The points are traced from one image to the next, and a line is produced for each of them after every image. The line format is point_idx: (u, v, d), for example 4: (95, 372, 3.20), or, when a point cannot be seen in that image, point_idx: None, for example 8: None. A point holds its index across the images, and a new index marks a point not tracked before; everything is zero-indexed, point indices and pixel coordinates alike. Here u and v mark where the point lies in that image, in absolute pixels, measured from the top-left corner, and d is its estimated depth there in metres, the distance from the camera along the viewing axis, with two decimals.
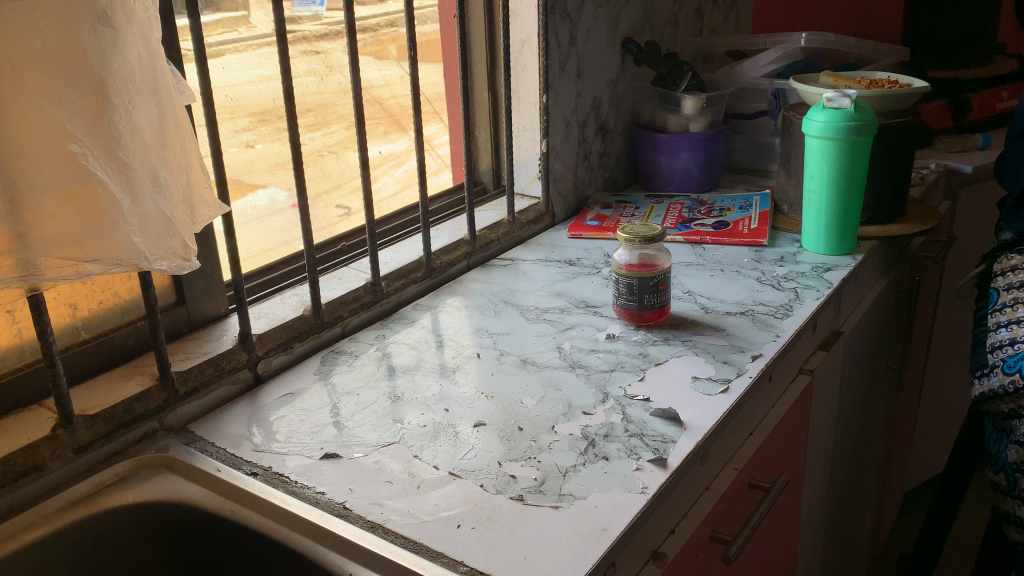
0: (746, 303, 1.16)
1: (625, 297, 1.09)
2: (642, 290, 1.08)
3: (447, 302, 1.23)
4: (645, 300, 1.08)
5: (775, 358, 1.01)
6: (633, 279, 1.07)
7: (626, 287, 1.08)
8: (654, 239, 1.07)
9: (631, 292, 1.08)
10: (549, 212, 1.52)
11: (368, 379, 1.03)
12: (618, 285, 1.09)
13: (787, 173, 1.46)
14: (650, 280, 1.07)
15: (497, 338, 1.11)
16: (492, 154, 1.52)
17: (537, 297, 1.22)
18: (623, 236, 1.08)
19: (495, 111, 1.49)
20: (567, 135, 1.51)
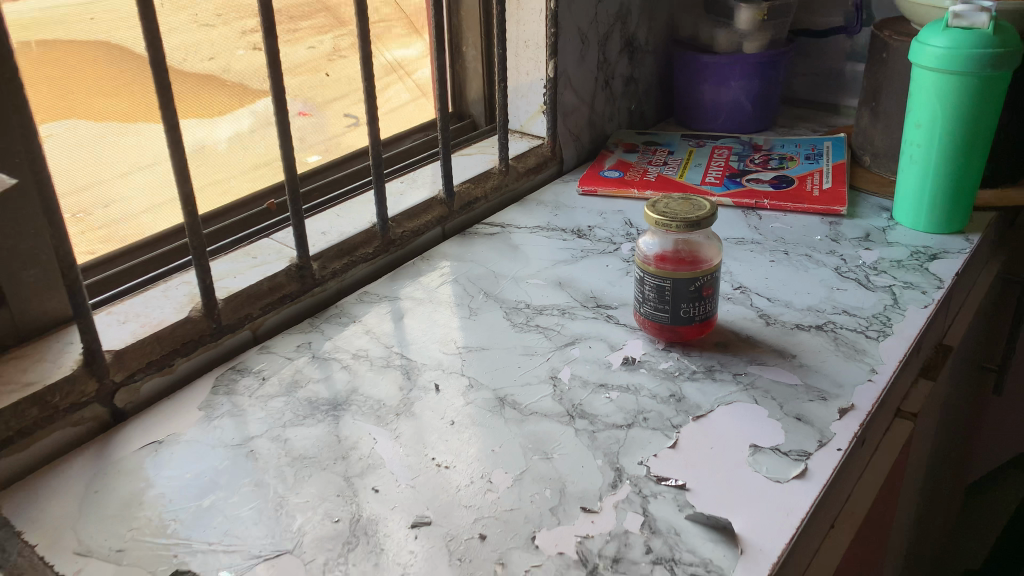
0: (825, 310, 0.82)
1: (653, 304, 0.76)
2: (679, 297, 0.74)
3: (407, 289, 0.90)
4: (682, 310, 0.75)
5: (873, 414, 0.68)
6: (668, 281, 0.74)
7: (656, 291, 0.75)
8: (697, 225, 0.72)
9: (662, 298, 0.75)
10: (556, 157, 1.16)
11: (275, 420, 0.71)
12: (644, 287, 0.76)
13: (874, 114, 1.09)
14: (687, 283, 0.73)
15: (468, 356, 0.78)
16: (484, 79, 1.15)
17: (528, 288, 0.89)
18: (651, 216, 0.73)
19: (489, 22, 1.11)
20: (583, 57, 1.14)
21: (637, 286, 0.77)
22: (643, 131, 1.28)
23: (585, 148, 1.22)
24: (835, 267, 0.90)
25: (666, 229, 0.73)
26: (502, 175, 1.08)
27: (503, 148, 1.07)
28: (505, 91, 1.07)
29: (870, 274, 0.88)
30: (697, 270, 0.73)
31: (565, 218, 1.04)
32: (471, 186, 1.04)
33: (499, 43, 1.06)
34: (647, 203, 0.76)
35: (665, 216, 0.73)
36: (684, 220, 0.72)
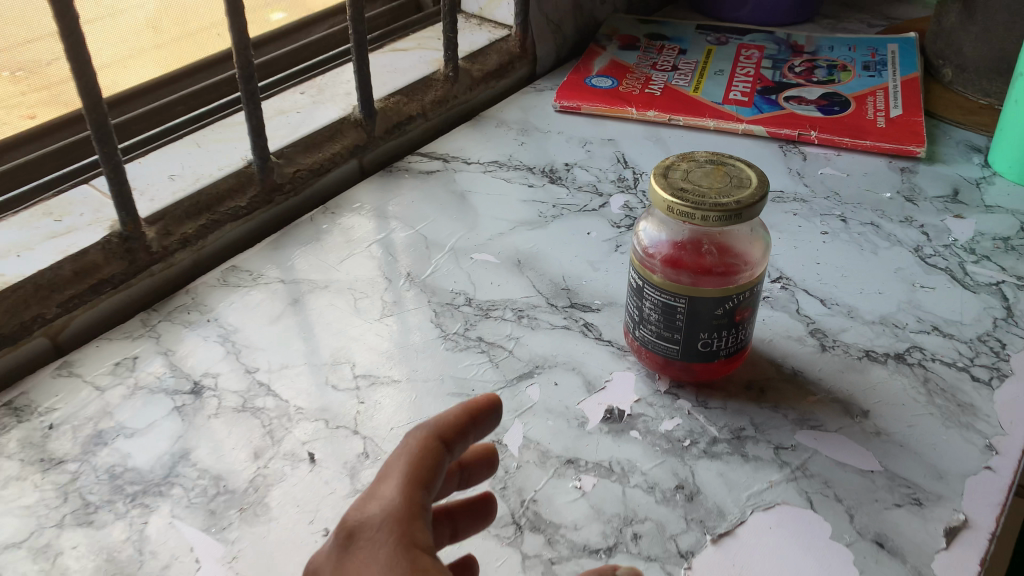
0: (907, 324, 0.55)
1: (657, 330, 0.49)
2: (698, 325, 0.47)
3: (296, 262, 0.62)
4: (701, 343, 0.48)
5: (999, 536, 0.43)
6: (684, 302, 0.46)
7: (663, 313, 0.47)
8: (739, 215, 0.44)
9: (672, 323, 0.48)
10: (526, 57, 0.85)
11: (51, 511, 0.45)
12: (643, 303, 0.48)
13: (968, 8, 0.79)
14: (712, 307, 0.46)
15: (367, 393, 0.51)
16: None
17: (471, 269, 0.61)
18: (663, 196, 0.45)
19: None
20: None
21: (632, 298, 0.49)
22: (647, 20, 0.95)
23: (568, 42, 0.90)
24: (915, 245, 0.62)
25: (682, 220, 0.45)
26: (448, 83, 0.78)
27: (450, 45, 0.76)
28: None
29: (968, 260, 0.61)
30: (730, 286, 0.46)
31: (534, 150, 0.75)
32: (403, 101, 0.74)
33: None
34: (655, 171, 0.47)
35: (687, 198, 0.44)
36: (718, 206, 0.43)
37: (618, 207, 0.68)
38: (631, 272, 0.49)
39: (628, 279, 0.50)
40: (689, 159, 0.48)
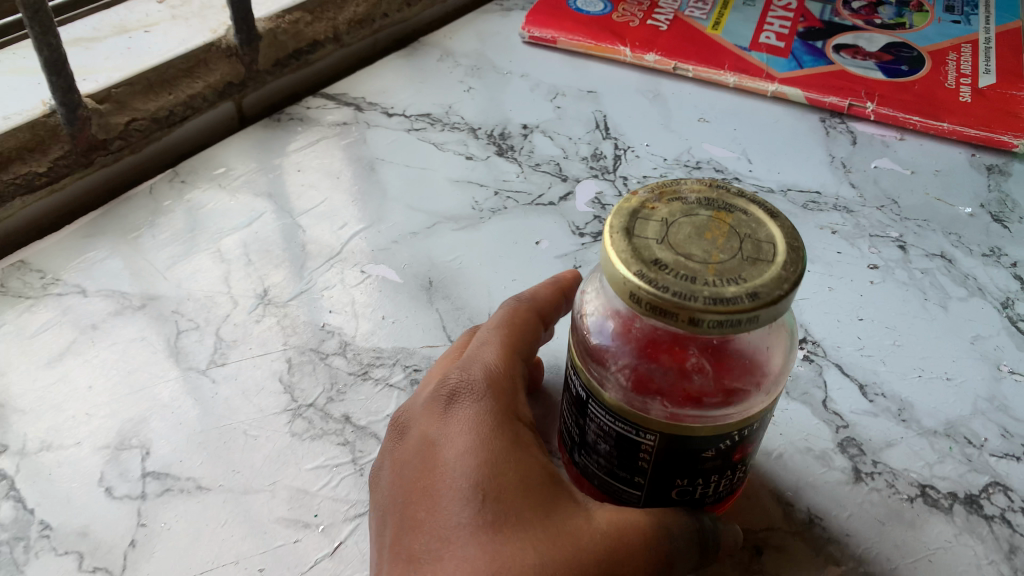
0: (986, 441, 0.37)
1: (608, 467, 0.31)
2: (671, 471, 0.29)
3: (109, 262, 0.43)
4: (675, 493, 0.30)
5: None
6: (653, 438, 0.28)
7: (617, 446, 0.30)
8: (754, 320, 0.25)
9: (631, 464, 0.30)
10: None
11: None
12: (590, 423, 0.30)
13: None
14: (690, 448, 0.28)
15: (154, 512, 0.34)
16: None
17: (361, 292, 0.42)
18: (626, 272, 0.26)
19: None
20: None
21: (572, 409, 0.31)
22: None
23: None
24: (1002, 298, 0.43)
25: (648, 316, 0.26)
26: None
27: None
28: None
29: None
30: (724, 422, 0.28)
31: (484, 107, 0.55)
32: (305, 19, 0.53)
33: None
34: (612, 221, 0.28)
35: (669, 282, 0.25)
36: (726, 303, 0.24)
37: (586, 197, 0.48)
38: (574, 374, 0.30)
39: (569, 376, 0.32)
40: (671, 199, 0.29)
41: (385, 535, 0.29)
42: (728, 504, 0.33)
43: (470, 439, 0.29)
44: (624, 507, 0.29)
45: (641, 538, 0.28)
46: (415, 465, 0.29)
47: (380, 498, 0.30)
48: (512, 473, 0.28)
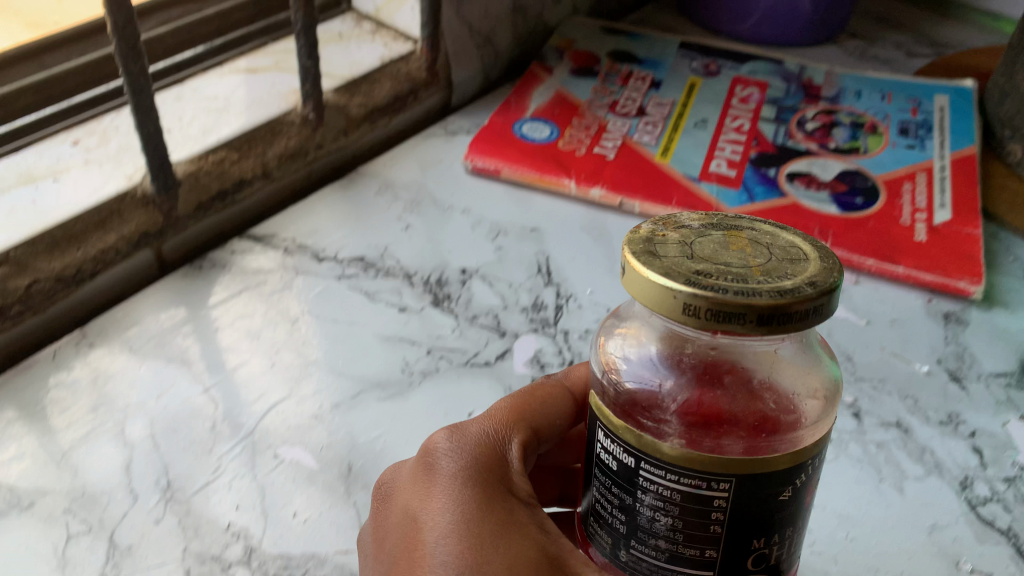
0: None
1: (674, 544, 0.27)
2: (748, 530, 0.26)
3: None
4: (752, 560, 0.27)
5: None
6: (732, 486, 0.25)
7: (688, 511, 0.26)
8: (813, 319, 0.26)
9: (704, 532, 0.27)
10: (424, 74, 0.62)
11: None
12: (647, 494, 0.27)
13: None
14: (780, 484, 0.26)
15: None
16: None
17: (271, 479, 0.39)
18: (676, 286, 0.26)
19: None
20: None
21: (621, 493, 0.28)
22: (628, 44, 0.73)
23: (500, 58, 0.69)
24: (960, 478, 0.41)
25: (707, 326, 0.26)
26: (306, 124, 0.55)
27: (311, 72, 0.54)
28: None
29: None
30: (805, 448, 0.26)
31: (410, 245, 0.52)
32: (231, 157, 0.51)
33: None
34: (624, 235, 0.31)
35: (732, 296, 0.26)
36: (793, 302, 0.26)
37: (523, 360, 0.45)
38: (618, 444, 0.27)
39: (592, 446, 0.29)
40: (676, 225, 0.30)
41: None
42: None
43: (448, 510, 0.30)
44: None
45: None
46: (399, 542, 0.31)
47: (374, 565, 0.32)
48: (481, 554, 0.29)
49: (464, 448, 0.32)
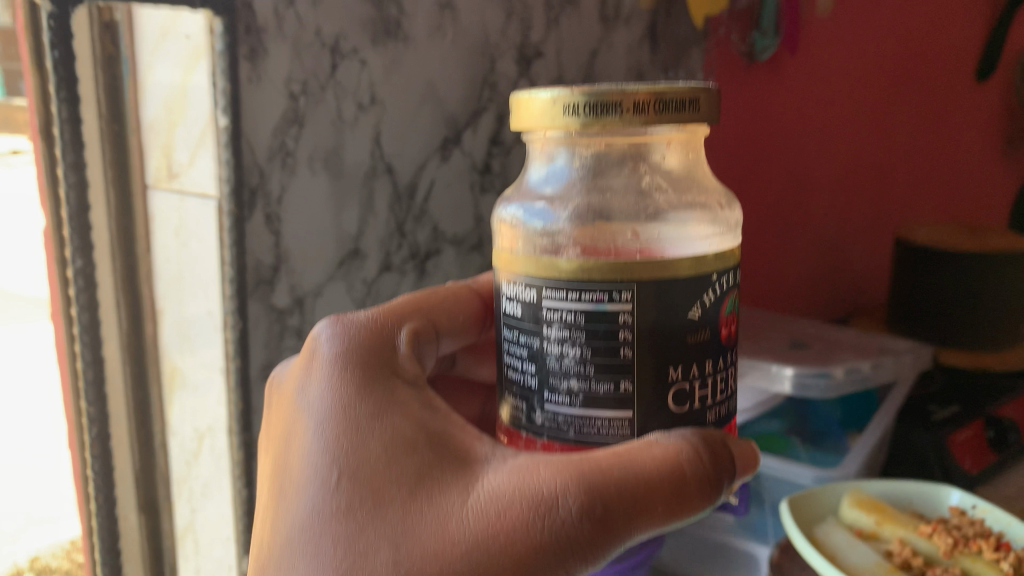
0: None
1: (590, 383, 0.34)
2: (669, 335, 0.34)
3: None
4: (674, 396, 0.35)
5: None
6: (633, 291, 0.33)
7: (596, 332, 0.34)
8: (696, 111, 0.35)
9: (618, 361, 0.34)
10: (226, 365, 0.61)
11: None
12: (565, 335, 0.34)
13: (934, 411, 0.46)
14: (680, 325, 0.34)
15: None
16: (126, 324, 0.61)
17: None
18: (552, 96, 0.35)
19: (69, 99, 0.53)
20: (309, 185, 0.61)
21: (533, 339, 0.35)
22: (477, 112, 0.72)
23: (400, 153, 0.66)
24: None
25: (591, 129, 0.35)
26: None
27: (102, 477, 0.62)
28: (83, 237, 0.56)
29: None
30: (706, 260, 0.34)
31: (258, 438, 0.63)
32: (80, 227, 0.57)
33: (82, 300, 0.57)
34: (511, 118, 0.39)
35: (621, 86, 0.34)
36: (668, 88, 0.34)
37: (532, 184, 0.41)
38: (546, 290, 0.34)
39: (501, 342, 0.38)
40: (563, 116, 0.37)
41: (352, 511, 0.35)
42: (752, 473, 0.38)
43: (393, 463, 0.36)
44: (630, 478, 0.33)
45: (670, 485, 0.34)
46: (389, 468, 0.36)
47: (361, 466, 0.36)
48: (478, 528, 0.33)
49: (384, 424, 0.37)
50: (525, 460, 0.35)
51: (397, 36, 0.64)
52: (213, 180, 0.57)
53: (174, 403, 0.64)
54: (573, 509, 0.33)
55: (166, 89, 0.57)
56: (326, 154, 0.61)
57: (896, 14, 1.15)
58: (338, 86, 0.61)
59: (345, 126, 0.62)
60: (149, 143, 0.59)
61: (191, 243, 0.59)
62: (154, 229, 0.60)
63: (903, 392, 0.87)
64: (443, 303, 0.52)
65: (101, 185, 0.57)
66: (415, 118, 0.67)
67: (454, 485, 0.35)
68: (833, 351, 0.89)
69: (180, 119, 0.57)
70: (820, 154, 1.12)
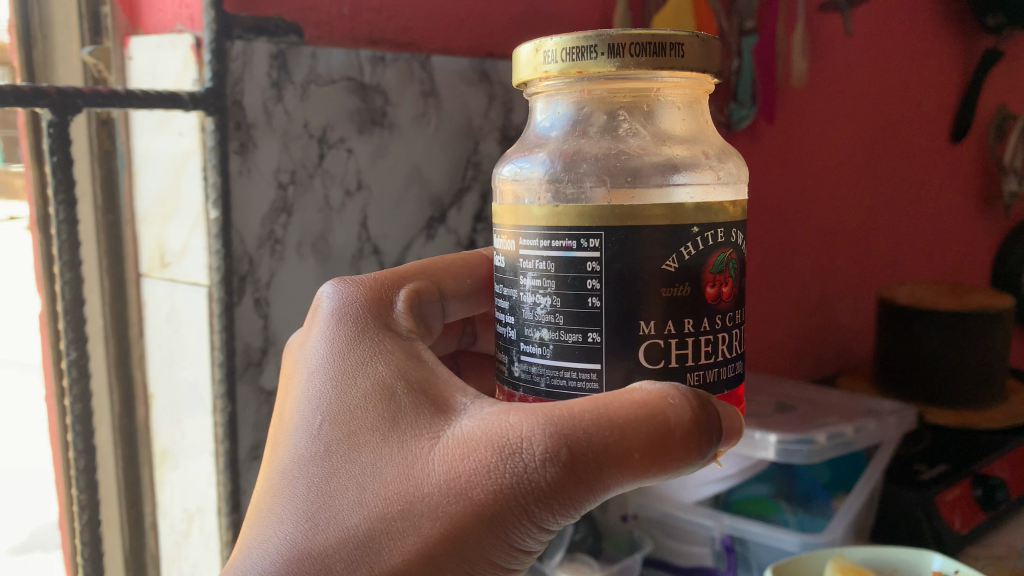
0: None
1: (560, 332, 0.39)
2: (644, 283, 0.37)
3: None
4: (648, 353, 0.38)
5: None
6: (601, 238, 0.37)
7: (565, 281, 0.38)
8: (680, 56, 0.38)
9: (585, 310, 0.38)
10: (216, 447, 0.67)
11: None
12: (540, 283, 0.39)
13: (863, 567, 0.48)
14: (663, 255, 0.37)
15: None
16: (119, 405, 0.70)
17: None
18: (540, 45, 0.40)
19: (66, 201, 0.60)
20: (297, 270, 0.67)
21: (512, 290, 0.41)
22: (461, 190, 0.78)
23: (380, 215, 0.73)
24: None
25: (566, 70, 0.39)
26: None
27: (93, 561, 0.67)
28: (77, 329, 0.63)
29: None
30: (683, 208, 0.37)
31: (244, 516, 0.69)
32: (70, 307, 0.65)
33: (75, 391, 0.64)
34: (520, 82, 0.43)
35: (599, 31, 0.38)
36: (646, 34, 0.38)
37: (537, 129, 0.44)
38: (523, 238, 0.39)
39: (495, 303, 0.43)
40: None
41: (335, 437, 0.40)
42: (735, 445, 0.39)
43: (392, 403, 0.41)
44: (599, 419, 0.36)
45: (642, 430, 0.36)
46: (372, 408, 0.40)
47: (347, 406, 0.41)
48: (442, 456, 0.38)
49: (394, 370, 0.42)
50: (503, 406, 0.39)
51: (384, 124, 0.70)
52: (206, 270, 0.64)
53: (162, 483, 0.72)
54: (538, 454, 0.36)
55: (158, 181, 0.66)
56: (314, 239, 0.68)
57: (874, 87, 1.18)
58: (326, 174, 0.67)
59: (333, 211, 0.69)
60: (141, 238, 0.67)
61: (181, 331, 0.67)
62: (145, 316, 0.69)
63: (889, 452, 0.85)
64: (447, 266, 0.56)
65: (96, 277, 0.67)
66: (399, 198, 0.73)
67: (425, 429, 0.39)
68: (818, 414, 0.90)
69: (175, 217, 0.65)
70: (802, 218, 1.14)
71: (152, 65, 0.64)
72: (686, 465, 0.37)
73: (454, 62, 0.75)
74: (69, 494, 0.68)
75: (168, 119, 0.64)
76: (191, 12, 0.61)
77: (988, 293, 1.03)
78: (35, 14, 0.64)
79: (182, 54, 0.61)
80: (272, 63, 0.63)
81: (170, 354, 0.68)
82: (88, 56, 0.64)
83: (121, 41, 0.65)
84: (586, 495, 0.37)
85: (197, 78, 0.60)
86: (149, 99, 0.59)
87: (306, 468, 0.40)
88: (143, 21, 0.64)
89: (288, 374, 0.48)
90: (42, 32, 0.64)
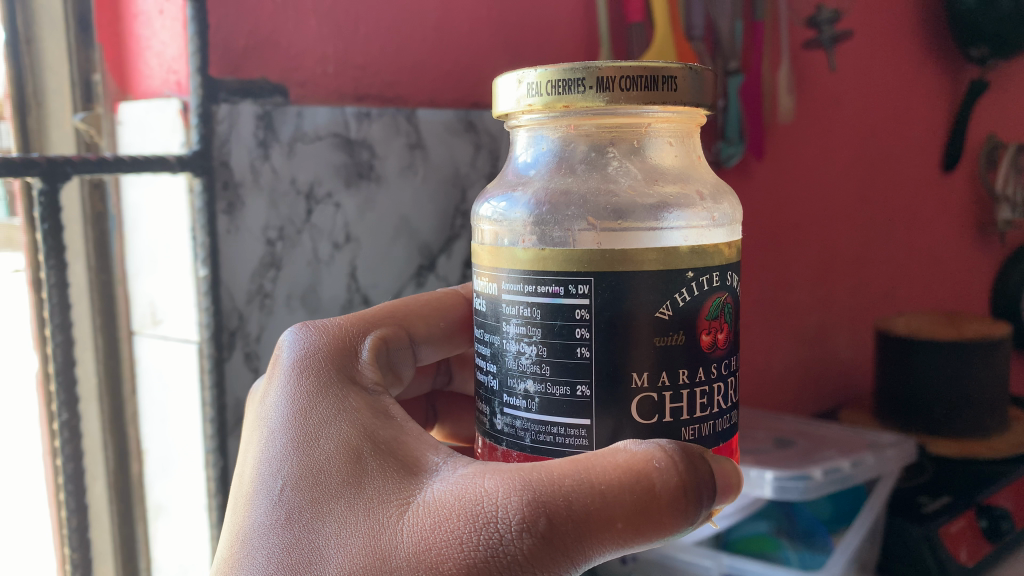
0: None
1: (547, 384, 0.37)
2: (631, 327, 0.35)
3: None
4: (639, 407, 0.36)
5: None
6: (591, 284, 0.35)
7: (552, 329, 0.36)
8: (673, 89, 0.37)
9: (573, 361, 0.36)
10: (208, 501, 0.65)
11: None
12: (524, 331, 0.37)
13: None
14: (653, 298, 0.35)
15: None
16: (113, 462, 0.68)
17: None
18: (523, 74, 0.38)
19: (58, 266, 0.60)
20: (287, 322, 0.66)
21: (495, 337, 0.39)
22: (450, 238, 0.77)
23: (367, 272, 0.70)
24: None
25: (545, 99, 0.38)
26: None
27: None
28: (68, 389, 0.62)
29: None
30: (678, 251, 0.35)
31: None
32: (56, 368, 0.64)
33: (68, 451, 0.63)
34: (500, 115, 0.41)
35: (586, 64, 0.37)
36: (637, 67, 0.36)
37: (517, 167, 0.43)
38: (504, 283, 0.38)
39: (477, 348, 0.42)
40: None
41: (305, 498, 0.38)
42: (732, 500, 0.38)
43: (368, 463, 0.39)
44: (585, 487, 0.34)
45: (629, 497, 0.34)
46: (345, 471, 0.39)
47: (319, 460, 0.39)
48: (425, 526, 0.35)
49: (360, 431, 0.40)
50: (478, 467, 0.37)
51: (371, 178, 0.69)
52: (195, 327, 0.62)
53: (156, 538, 0.69)
54: (514, 524, 0.34)
55: (143, 239, 0.64)
56: (303, 291, 0.66)
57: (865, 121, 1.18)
58: (315, 229, 0.66)
59: (322, 264, 0.67)
60: (133, 297, 0.65)
61: (171, 388, 0.65)
62: (138, 374, 0.67)
63: (889, 487, 0.83)
64: (420, 310, 0.54)
65: (89, 337, 0.65)
66: (388, 248, 0.72)
67: (393, 496, 0.37)
68: (817, 449, 0.88)
69: (165, 277, 0.63)
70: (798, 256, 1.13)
71: (141, 130, 0.63)
72: (673, 532, 0.35)
73: (440, 113, 0.74)
74: (63, 552, 0.66)
75: (157, 183, 0.62)
76: (179, 77, 0.59)
77: (986, 321, 1.01)
78: (29, 82, 0.63)
79: (170, 117, 0.60)
80: (259, 123, 0.62)
81: (163, 411, 0.66)
82: (79, 122, 0.63)
83: (111, 106, 0.64)
84: (567, 567, 0.35)
85: (185, 141, 0.59)
86: (137, 163, 0.58)
87: (282, 538, 0.37)
88: (133, 86, 0.63)
89: (248, 430, 0.46)
90: (37, 100, 0.63)
